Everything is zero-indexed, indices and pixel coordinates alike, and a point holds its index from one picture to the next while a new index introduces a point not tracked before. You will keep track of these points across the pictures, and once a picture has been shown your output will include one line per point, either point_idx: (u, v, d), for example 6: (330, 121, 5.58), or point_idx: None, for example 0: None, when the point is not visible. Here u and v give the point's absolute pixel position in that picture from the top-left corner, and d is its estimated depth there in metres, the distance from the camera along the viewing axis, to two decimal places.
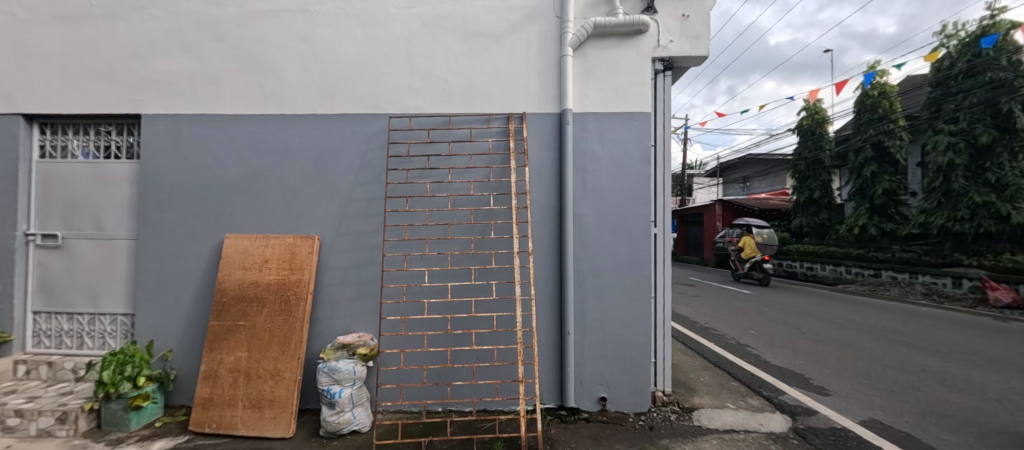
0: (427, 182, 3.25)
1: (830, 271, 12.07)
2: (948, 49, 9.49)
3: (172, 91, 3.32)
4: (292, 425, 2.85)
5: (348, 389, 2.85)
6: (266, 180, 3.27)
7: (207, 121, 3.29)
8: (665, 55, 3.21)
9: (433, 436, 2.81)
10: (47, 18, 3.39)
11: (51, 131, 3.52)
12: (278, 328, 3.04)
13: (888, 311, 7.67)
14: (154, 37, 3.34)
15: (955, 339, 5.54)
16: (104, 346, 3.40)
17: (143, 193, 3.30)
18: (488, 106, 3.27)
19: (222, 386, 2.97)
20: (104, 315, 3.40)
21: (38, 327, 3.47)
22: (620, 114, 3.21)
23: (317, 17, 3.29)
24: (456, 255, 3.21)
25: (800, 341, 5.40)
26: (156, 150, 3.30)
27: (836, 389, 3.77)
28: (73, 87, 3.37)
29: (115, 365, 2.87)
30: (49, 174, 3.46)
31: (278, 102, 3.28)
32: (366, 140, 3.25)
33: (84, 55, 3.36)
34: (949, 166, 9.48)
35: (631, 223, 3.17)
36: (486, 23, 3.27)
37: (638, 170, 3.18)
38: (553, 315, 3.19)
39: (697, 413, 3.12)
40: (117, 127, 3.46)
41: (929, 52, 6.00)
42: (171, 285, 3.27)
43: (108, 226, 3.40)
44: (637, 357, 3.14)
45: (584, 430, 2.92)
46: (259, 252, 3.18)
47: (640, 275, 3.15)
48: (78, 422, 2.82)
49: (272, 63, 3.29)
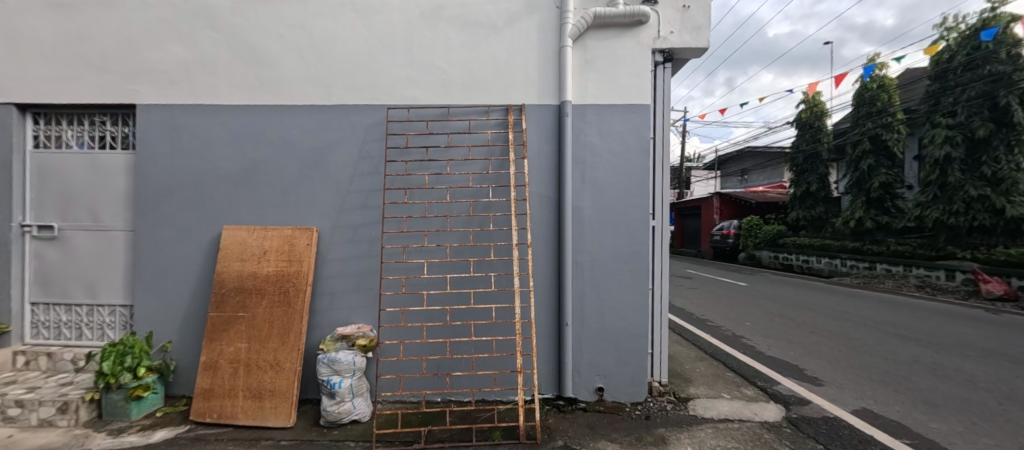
0: (425, 174, 3.24)
1: (826, 264, 12.04)
2: (948, 42, 9.48)
3: (168, 81, 3.29)
4: (292, 415, 2.88)
5: (347, 379, 2.87)
6: (264, 172, 3.26)
7: (204, 111, 3.26)
8: (665, 46, 3.19)
9: (433, 425, 2.84)
10: (39, 7, 3.34)
11: (45, 121, 3.49)
12: (277, 319, 3.05)
13: (882, 303, 7.75)
14: (150, 27, 3.30)
15: (948, 331, 5.61)
16: (104, 337, 3.40)
17: (140, 184, 3.29)
18: (488, 98, 3.26)
19: (223, 376, 2.99)
20: (103, 306, 3.40)
21: (37, 319, 3.46)
22: (621, 106, 3.20)
23: (314, 6, 3.25)
24: (456, 246, 3.21)
25: (796, 334, 5.43)
26: (153, 140, 3.29)
27: (830, 379, 3.82)
28: (67, 77, 3.33)
29: (115, 356, 2.89)
30: (44, 164, 3.43)
31: (276, 92, 3.26)
32: (364, 132, 3.24)
33: (76, 44, 3.32)
34: (946, 160, 9.51)
35: (630, 216, 3.18)
36: (485, 14, 3.25)
37: (637, 162, 3.19)
38: (552, 306, 3.21)
39: (693, 403, 3.16)
40: (112, 117, 3.44)
41: (931, 45, 5.99)
42: (170, 276, 3.27)
43: (105, 218, 3.39)
44: (635, 348, 3.18)
45: (581, 420, 2.96)
46: (259, 243, 3.18)
47: (639, 268, 3.17)
48: (78, 412, 2.84)
49: (270, 54, 3.26)
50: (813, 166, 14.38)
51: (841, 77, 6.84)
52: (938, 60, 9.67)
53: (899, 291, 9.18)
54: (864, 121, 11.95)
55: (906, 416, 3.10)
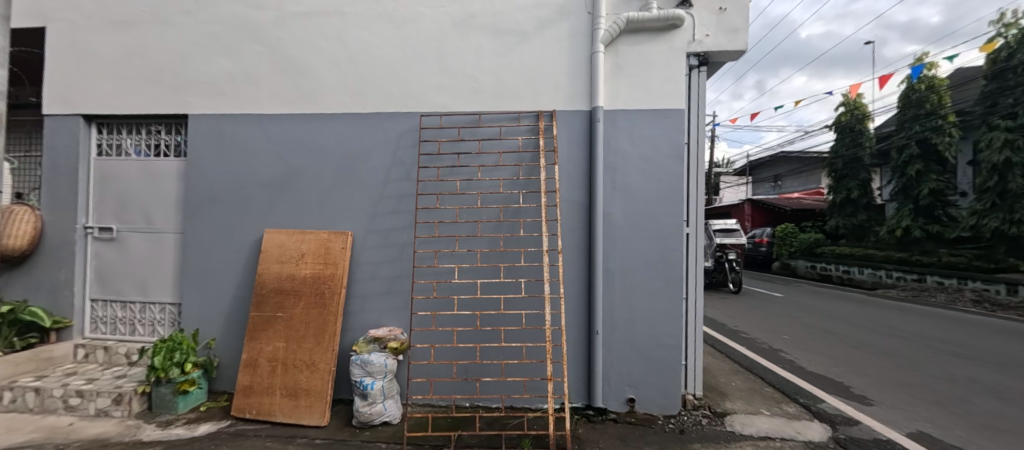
0: (456, 180, 3.28)
1: (869, 276, 11.34)
2: (1007, 39, 8.89)
3: (215, 92, 3.47)
4: (326, 414, 2.95)
5: (379, 381, 2.93)
6: (302, 177, 3.39)
7: (248, 119, 3.43)
8: (700, 49, 3.13)
9: (463, 430, 2.86)
10: (104, 25, 3.60)
11: (107, 131, 3.74)
12: (313, 320, 3.15)
13: (933, 318, 7.28)
14: (200, 41, 3.49)
15: (1009, 350, 5.22)
16: (154, 333, 3.60)
17: (189, 189, 3.48)
18: (518, 104, 3.27)
19: (261, 374, 3.10)
20: (153, 304, 3.60)
21: (95, 314, 3.70)
22: (652, 111, 3.16)
23: (350, 18, 3.37)
24: (485, 252, 3.23)
25: (837, 349, 5.17)
26: (201, 148, 3.47)
27: (878, 398, 3.61)
28: (126, 90, 3.57)
29: (165, 351, 3.04)
30: (105, 171, 3.68)
31: (314, 102, 3.38)
32: (397, 138, 3.32)
33: (136, 59, 3.56)
34: (1006, 165, 8.83)
35: (662, 223, 3.12)
36: (516, 21, 3.28)
37: (669, 167, 3.13)
38: (582, 313, 3.18)
39: (730, 418, 3.04)
40: (167, 126, 3.65)
41: (985, 43, 5.63)
42: (214, 276, 3.43)
43: (157, 221, 3.60)
44: (667, 359, 3.10)
45: (611, 430, 2.90)
46: (296, 247, 3.30)
47: (671, 277, 3.10)
48: (131, 404, 3.01)
49: (308, 64, 3.39)
50: (854, 171, 13.69)
51: (885, 78, 6.47)
52: (995, 59, 9.11)
53: (953, 306, 8.59)
54: (910, 125, 11.30)
55: (968, 441, 2.89)
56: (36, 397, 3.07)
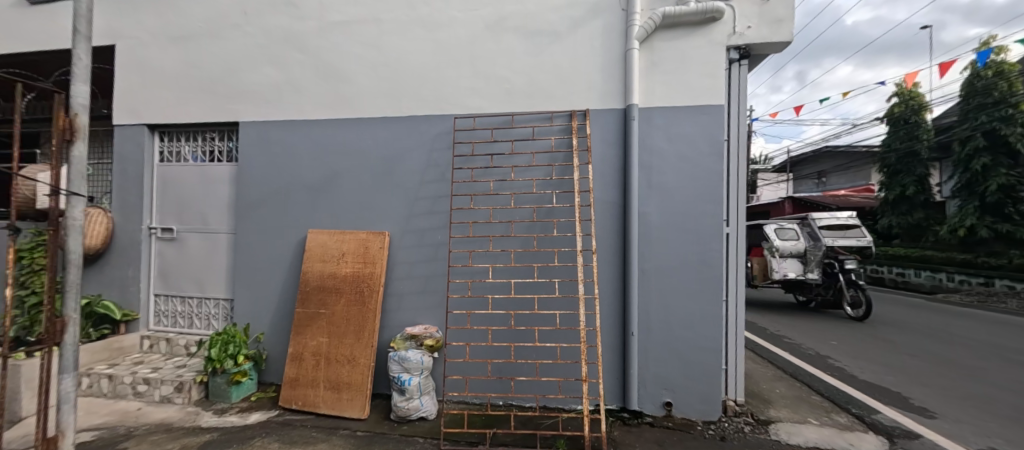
0: (490, 180, 3.33)
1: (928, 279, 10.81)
2: None
3: (263, 99, 3.67)
4: (366, 408, 3.07)
5: (416, 377, 3.02)
6: (342, 179, 3.53)
7: (293, 125, 3.60)
8: (741, 42, 3.03)
9: (497, 429, 2.90)
10: (165, 40, 3.88)
11: (168, 138, 4.03)
12: (353, 316, 3.28)
13: (1004, 325, 6.71)
14: (249, 52, 3.70)
15: None
16: (210, 327, 3.85)
17: (240, 192, 3.69)
18: (551, 104, 3.28)
19: (306, 367, 3.26)
20: (209, 299, 3.85)
21: (158, 308, 3.99)
22: (689, 108, 3.09)
23: (386, 25, 3.48)
24: (518, 252, 3.26)
25: (892, 356, 4.86)
26: (250, 153, 3.68)
27: (942, 411, 3.38)
28: (184, 101, 3.83)
29: (220, 344, 3.25)
30: (166, 176, 3.96)
31: (354, 107, 3.51)
32: (431, 140, 3.40)
33: (193, 72, 3.82)
34: None
35: (700, 223, 3.05)
36: (548, 21, 3.29)
37: (707, 165, 3.06)
38: (617, 314, 3.15)
39: (775, 427, 2.94)
40: (220, 134, 3.90)
41: None
42: (263, 274, 3.63)
43: (212, 221, 3.85)
44: (707, 363, 3.03)
45: (648, 434, 2.86)
46: (337, 246, 3.44)
47: (710, 278, 3.03)
48: (191, 392, 3.24)
49: (348, 71, 3.53)
50: (910, 167, 12.75)
51: (944, 66, 6.02)
52: None
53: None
54: (975, 115, 10.41)
55: None
56: (109, 383, 3.36)
